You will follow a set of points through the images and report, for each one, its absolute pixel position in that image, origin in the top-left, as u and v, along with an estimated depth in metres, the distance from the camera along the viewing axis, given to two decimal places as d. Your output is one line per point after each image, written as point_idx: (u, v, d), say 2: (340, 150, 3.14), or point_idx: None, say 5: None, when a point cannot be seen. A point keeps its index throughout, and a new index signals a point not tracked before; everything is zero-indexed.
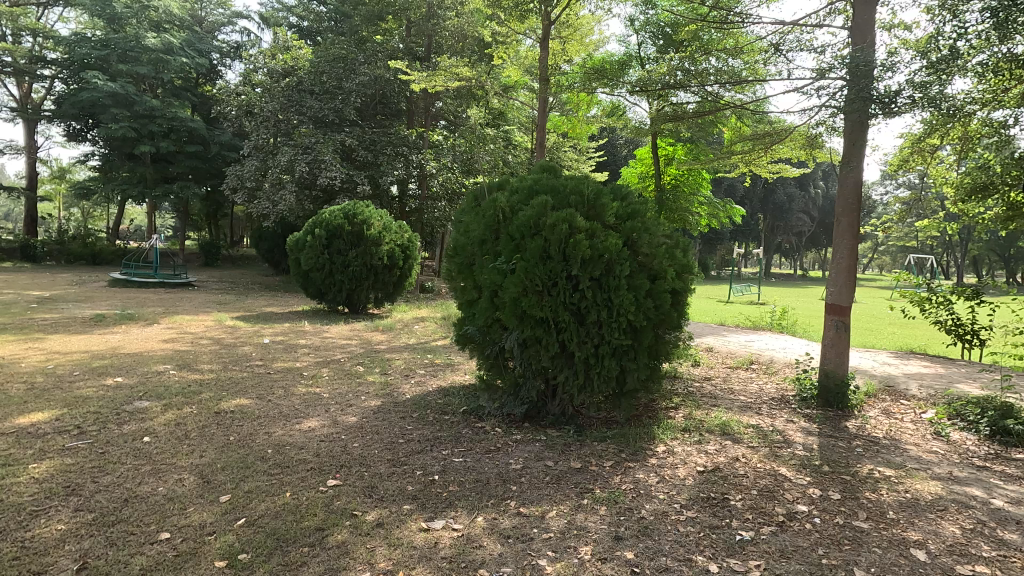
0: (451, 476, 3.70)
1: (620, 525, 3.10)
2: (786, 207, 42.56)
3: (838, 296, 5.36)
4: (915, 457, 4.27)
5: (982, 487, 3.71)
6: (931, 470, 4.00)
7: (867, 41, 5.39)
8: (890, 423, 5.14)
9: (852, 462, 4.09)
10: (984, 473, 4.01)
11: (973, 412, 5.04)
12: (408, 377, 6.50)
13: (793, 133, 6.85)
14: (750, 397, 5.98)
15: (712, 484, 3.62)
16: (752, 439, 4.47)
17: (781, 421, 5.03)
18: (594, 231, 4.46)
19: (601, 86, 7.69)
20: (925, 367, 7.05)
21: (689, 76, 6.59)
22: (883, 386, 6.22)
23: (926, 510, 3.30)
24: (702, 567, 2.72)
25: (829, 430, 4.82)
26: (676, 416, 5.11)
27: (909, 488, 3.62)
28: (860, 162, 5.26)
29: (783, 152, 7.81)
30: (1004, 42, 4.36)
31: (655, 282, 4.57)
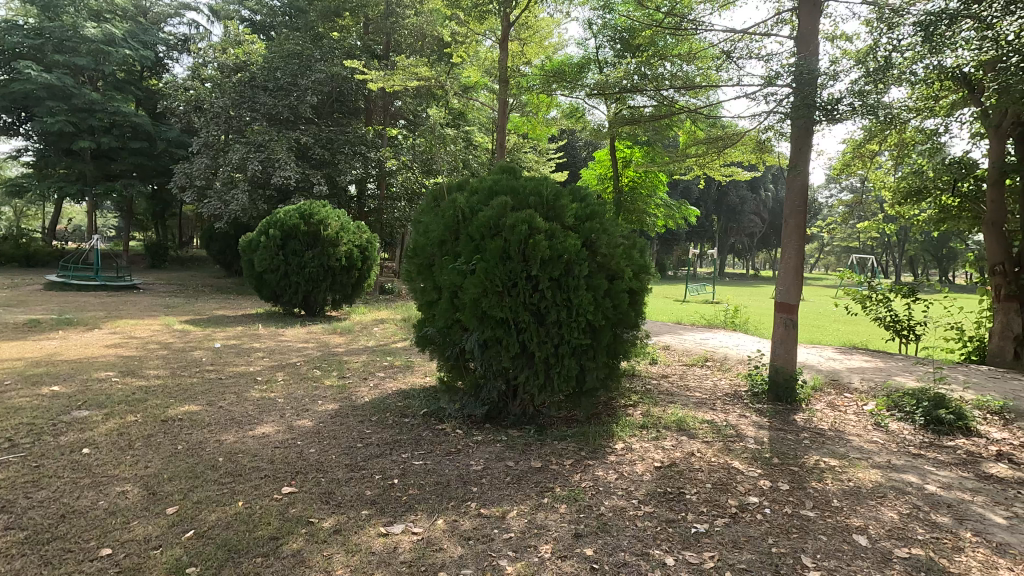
0: (411, 480, 3.65)
1: (580, 522, 3.13)
2: (739, 208, 43.96)
3: (787, 294, 5.58)
4: (858, 447, 4.48)
5: (917, 473, 3.94)
6: (873, 459, 4.20)
7: (812, 52, 5.62)
8: (835, 415, 5.39)
9: (800, 453, 4.26)
10: (919, 461, 4.26)
11: (909, 402, 5.32)
12: (367, 379, 6.39)
13: (743, 137, 7.11)
14: (704, 393, 6.16)
15: (668, 479, 3.70)
16: (707, 434, 4.60)
17: (734, 416, 5.20)
18: (554, 231, 4.49)
19: (560, 88, 7.75)
20: (866, 362, 7.43)
21: (645, 80, 6.78)
22: (829, 380, 6.52)
23: (867, 498, 3.47)
24: (658, 560, 2.78)
25: (779, 424, 5.02)
26: (635, 413, 5.21)
27: (852, 477, 3.80)
28: (806, 166, 5.51)
29: (734, 156, 8.10)
30: (934, 55, 4.66)
31: (614, 282, 4.65)
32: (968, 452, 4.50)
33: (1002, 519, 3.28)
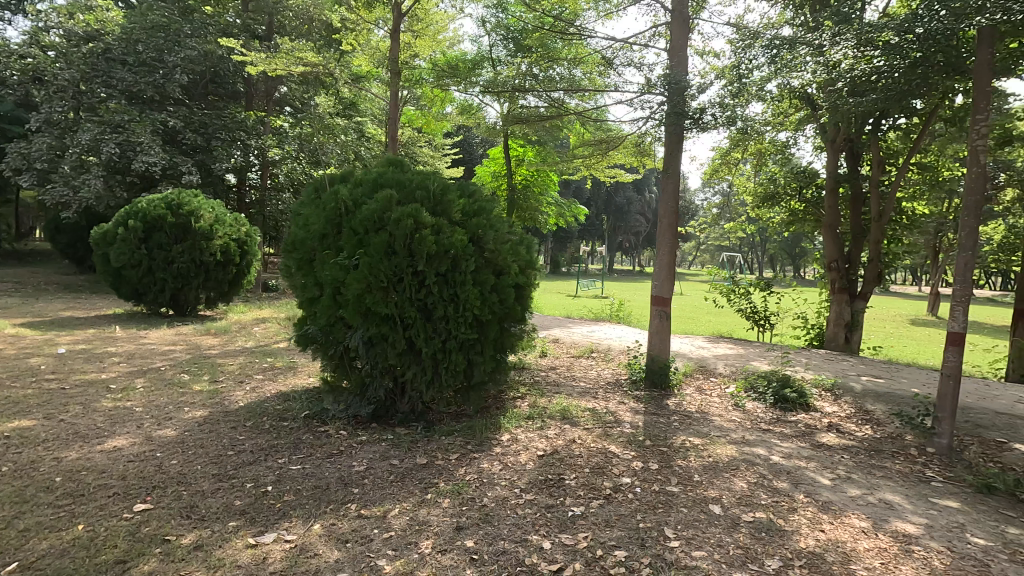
0: (286, 486, 3.46)
1: (463, 515, 3.16)
2: (626, 208, 46.58)
3: (661, 288, 6.02)
4: (719, 426, 4.96)
5: (765, 446, 4.44)
6: (730, 436, 4.67)
7: (683, 65, 6.10)
8: (701, 398, 5.92)
9: (669, 434, 4.63)
10: (767, 435, 4.80)
11: (762, 384, 5.98)
12: (243, 382, 5.95)
13: (626, 141, 7.54)
14: (588, 382, 6.47)
15: (550, 467, 3.85)
16: (588, 422, 4.84)
17: (614, 403, 5.52)
18: (440, 227, 4.47)
19: (453, 83, 7.73)
20: (730, 349, 8.22)
21: (537, 81, 6.95)
22: (698, 367, 7.13)
23: (723, 471, 3.85)
24: (536, 545, 2.88)
25: (653, 408, 5.41)
26: (522, 404, 5.35)
27: (711, 453, 4.19)
28: (677, 170, 5.96)
29: (618, 159, 8.56)
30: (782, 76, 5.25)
31: (500, 277, 4.73)
32: (805, 425, 5.16)
33: (828, 481, 3.79)
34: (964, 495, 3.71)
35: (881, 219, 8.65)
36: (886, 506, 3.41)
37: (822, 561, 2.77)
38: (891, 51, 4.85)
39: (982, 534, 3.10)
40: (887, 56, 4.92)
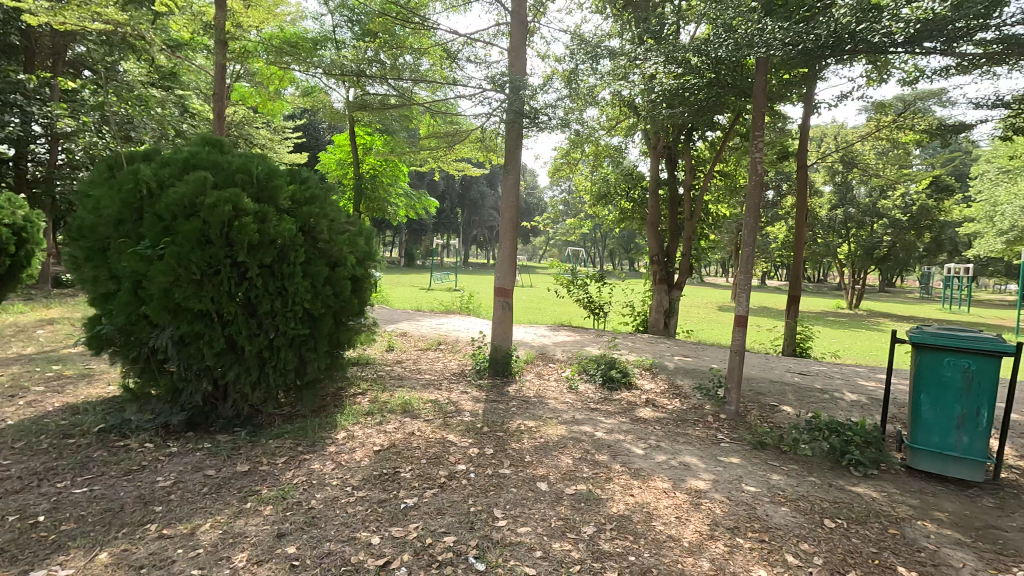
0: (66, 514, 2.95)
1: (285, 520, 2.98)
2: (481, 203, 47.47)
3: (503, 280, 6.26)
4: (553, 408, 5.29)
5: (590, 424, 4.84)
6: (562, 416, 5.01)
7: (522, 66, 6.35)
8: (539, 383, 6.28)
9: (506, 419, 4.83)
10: (594, 413, 5.25)
11: (593, 367, 6.51)
12: (15, 396, 4.94)
13: (472, 135, 7.64)
14: (433, 374, 6.50)
15: (386, 461, 3.79)
16: (428, 413, 4.85)
17: (456, 393, 5.61)
18: (265, 214, 4.12)
19: (293, 62, 7.20)
20: (568, 336, 8.82)
21: (383, 68, 6.73)
22: (538, 354, 7.53)
23: (552, 450, 4.12)
24: (364, 542, 2.81)
25: (494, 396, 5.60)
26: (362, 400, 5.20)
27: (543, 434, 4.46)
28: (518, 166, 6.22)
29: (465, 153, 8.66)
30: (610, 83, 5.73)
31: (335, 269, 4.52)
32: (627, 402, 5.74)
33: (640, 450, 4.24)
34: (743, 451, 4.40)
35: (692, 218, 9.91)
36: (684, 467, 3.92)
37: (628, 522, 3.10)
38: (691, 69, 5.48)
39: (753, 482, 3.72)
40: (689, 73, 5.56)
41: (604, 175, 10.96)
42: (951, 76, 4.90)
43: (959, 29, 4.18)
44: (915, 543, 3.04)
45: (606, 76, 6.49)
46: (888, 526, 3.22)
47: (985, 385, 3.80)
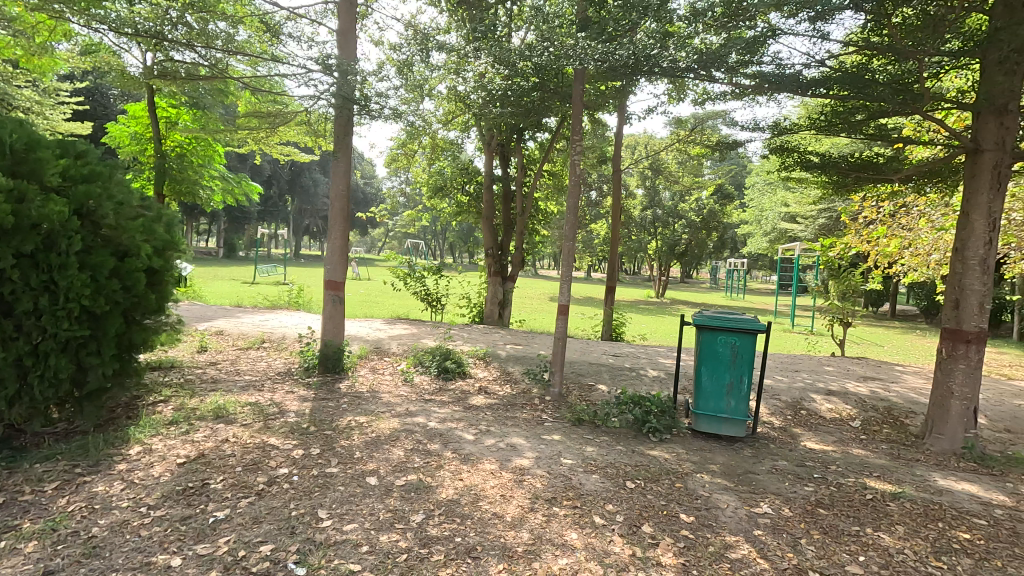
0: None
1: (56, 556, 2.52)
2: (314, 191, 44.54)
3: (334, 273, 5.99)
4: (386, 402, 5.23)
5: (424, 415, 4.88)
6: (395, 410, 4.97)
7: (352, 49, 6.10)
8: (373, 378, 6.15)
9: (336, 417, 4.64)
10: (428, 404, 5.30)
11: (428, 358, 6.55)
12: None
13: (297, 118, 7.12)
14: (255, 375, 5.98)
15: (192, 473, 3.40)
16: (246, 417, 4.46)
17: (280, 394, 5.24)
18: (24, 193, 3.40)
19: (67, 12, 5.98)
20: (405, 329, 8.74)
21: (191, 33, 5.94)
22: (373, 348, 7.35)
23: (383, 443, 4.07)
24: (163, 566, 2.50)
25: (323, 394, 5.35)
26: (164, 408, 4.58)
27: (373, 429, 4.38)
28: (348, 154, 6.01)
29: (290, 136, 8.05)
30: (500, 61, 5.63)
31: (125, 260, 3.91)
32: (461, 391, 5.90)
33: (471, 436, 4.40)
34: (564, 429, 4.81)
35: (523, 214, 10.46)
36: (511, 448, 4.17)
37: (456, 506, 3.21)
38: (518, 72, 5.79)
39: (570, 455, 4.09)
40: (516, 75, 5.86)
41: (441, 168, 11.04)
42: (727, 101, 5.82)
43: (734, 62, 4.97)
44: (694, 493, 3.62)
45: (440, 69, 6.55)
46: (675, 481, 3.79)
47: (745, 357, 4.65)
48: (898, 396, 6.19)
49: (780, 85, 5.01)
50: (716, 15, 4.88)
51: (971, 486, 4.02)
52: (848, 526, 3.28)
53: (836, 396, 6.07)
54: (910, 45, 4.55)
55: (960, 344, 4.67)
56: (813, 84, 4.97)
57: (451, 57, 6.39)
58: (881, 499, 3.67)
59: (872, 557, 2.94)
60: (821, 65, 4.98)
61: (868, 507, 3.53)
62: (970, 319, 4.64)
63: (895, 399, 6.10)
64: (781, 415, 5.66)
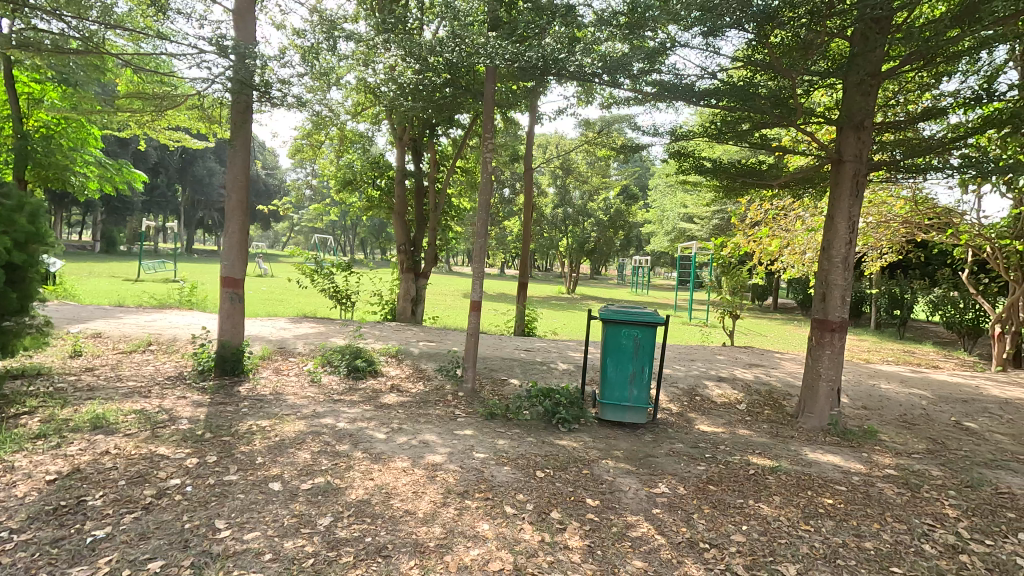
0: None
1: None
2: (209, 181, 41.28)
3: (231, 269, 5.63)
4: (291, 404, 5.00)
5: (332, 416, 4.73)
6: (301, 412, 4.77)
7: (250, 32, 5.74)
8: (277, 380, 5.87)
9: (235, 422, 4.38)
10: (336, 405, 5.14)
11: (337, 357, 6.34)
12: None
13: (188, 102, 6.59)
14: (140, 380, 5.48)
15: (65, 491, 3.07)
16: (131, 426, 4.09)
17: (171, 400, 4.85)
18: None
19: None
20: (311, 328, 8.38)
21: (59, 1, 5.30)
22: (277, 348, 6.99)
23: (287, 447, 3.90)
24: None
25: (220, 398, 5.02)
26: (30, 421, 4.09)
27: (277, 432, 4.18)
28: (246, 142, 5.65)
29: (180, 121, 7.44)
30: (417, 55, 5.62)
31: None
32: (372, 390, 5.78)
33: (382, 435, 4.33)
34: (477, 423, 4.87)
35: (436, 210, 10.38)
36: (423, 445, 4.16)
37: (366, 506, 3.15)
38: (430, 67, 5.76)
39: (483, 449, 4.15)
40: (427, 71, 5.81)
41: (351, 161, 10.68)
42: (631, 106, 6.13)
43: (637, 70, 5.24)
44: (599, 478, 3.82)
45: (347, 58, 6.35)
46: (582, 468, 3.96)
47: (647, 349, 4.94)
48: (777, 380, 6.87)
49: (676, 94, 5.37)
50: (620, 24, 5.14)
51: (834, 457, 4.57)
52: (734, 499, 3.61)
53: (725, 382, 6.63)
54: (786, 64, 5.04)
55: (827, 332, 5.27)
56: (706, 94, 5.36)
57: (359, 48, 6.20)
58: (762, 473, 4.07)
59: (753, 525, 3.27)
60: (712, 78, 5.40)
61: (751, 481, 3.90)
62: (834, 310, 5.24)
63: (775, 383, 6.77)
64: (678, 401, 6.09)
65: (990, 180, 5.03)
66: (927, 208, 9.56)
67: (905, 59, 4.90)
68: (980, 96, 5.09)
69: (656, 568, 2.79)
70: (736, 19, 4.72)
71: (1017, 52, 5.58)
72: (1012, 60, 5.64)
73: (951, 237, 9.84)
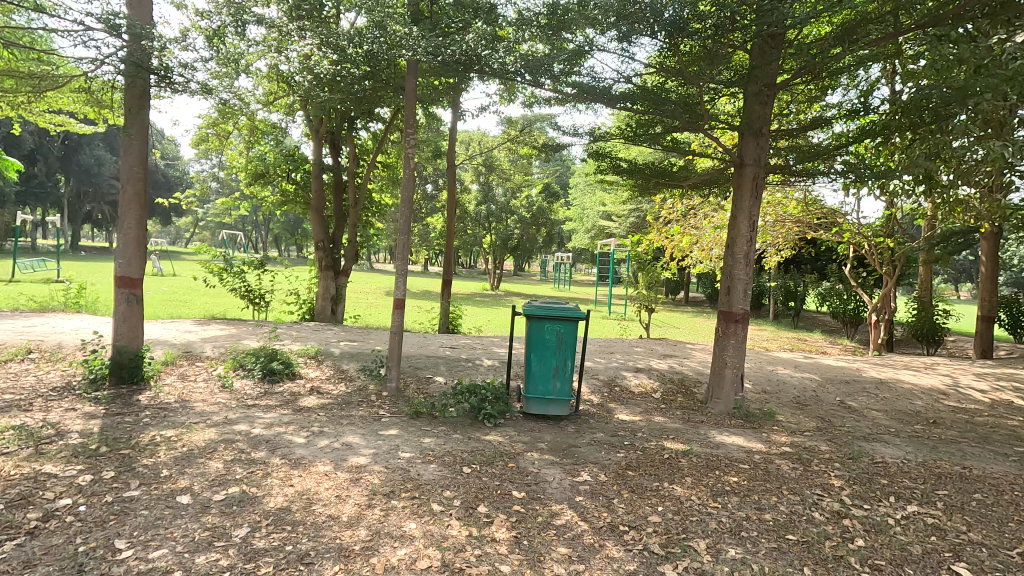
0: None
1: None
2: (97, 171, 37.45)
3: (127, 268, 5.19)
4: (199, 412, 4.69)
5: (246, 422, 4.49)
6: (211, 419, 4.49)
7: (146, 10, 5.30)
8: (183, 387, 5.48)
9: (135, 433, 4.05)
10: (251, 410, 4.89)
11: (250, 360, 5.99)
12: None
13: (73, 83, 5.98)
14: (19, 392, 4.91)
15: None
16: (9, 443, 3.66)
17: (57, 413, 4.39)
18: None
19: None
20: (221, 330, 7.85)
21: None
22: (182, 352, 6.50)
23: (197, 457, 3.67)
24: None
25: (117, 409, 4.62)
26: None
27: (184, 442, 3.91)
28: (142, 129, 5.20)
29: (63, 103, 6.74)
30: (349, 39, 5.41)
31: None
32: (290, 394, 5.55)
33: (301, 439, 4.17)
34: (402, 422, 4.81)
35: (356, 206, 10.07)
36: (346, 447, 4.05)
37: (286, 513, 3.03)
38: (348, 59, 5.53)
39: (408, 448, 4.11)
40: (346, 61, 5.63)
41: (263, 153, 10.14)
42: (552, 106, 6.27)
43: (558, 71, 5.38)
44: (524, 470, 3.90)
45: (258, 45, 6.01)
46: (508, 461, 4.03)
47: (569, 343, 5.08)
48: (689, 369, 7.33)
49: (595, 96, 5.56)
50: (540, 25, 5.27)
51: (738, 438, 4.95)
52: (651, 482, 3.82)
53: (642, 373, 6.98)
54: (694, 72, 5.37)
55: (732, 324, 5.68)
56: (622, 97, 5.59)
57: (271, 33, 5.89)
58: (675, 456, 4.34)
59: (668, 506, 3.48)
60: (627, 82, 5.63)
61: (666, 464, 4.15)
62: (738, 302, 5.66)
63: (686, 372, 7.21)
64: (599, 393, 6.34)
65: (866, 185, 5.64)
66: (816, 209, 10.55)
67: (797, 72, 5.37)
68: (859, 109, 5.68)
69: (580, 553, 2.91)
70: (650, 27, 4.96)
71: (887, 70, 6.29)
72: (883, 77, 6.34)
73: (836, 235, 10.91)
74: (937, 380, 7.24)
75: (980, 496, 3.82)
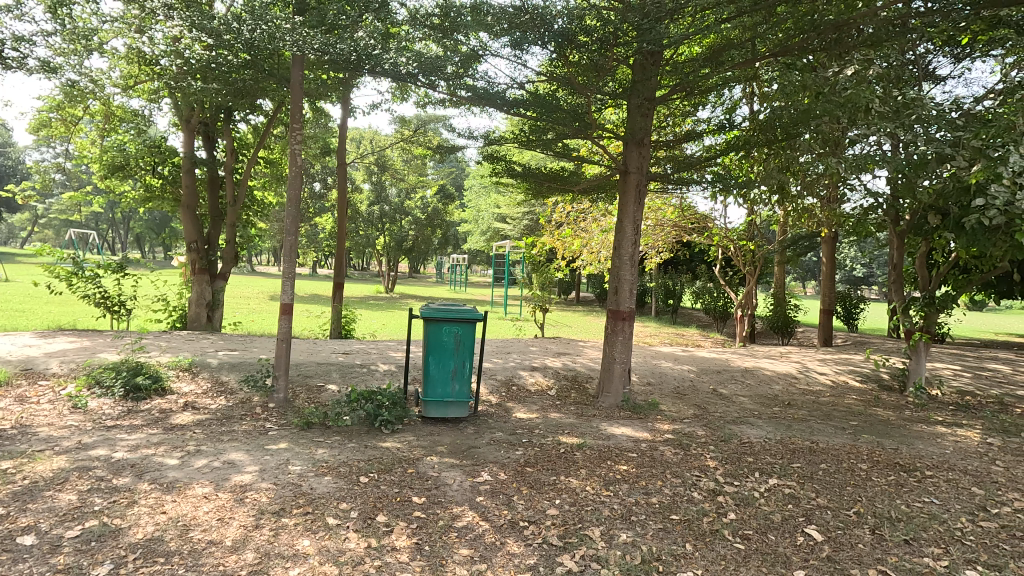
0: None
1: None
2: None
3: None
4: (44, 438, 4.08)
5: (105, 445, 3.98)
6: (59, 445, 3.93)
7: None
8: (21, 412, 4.74)
9: None
10: (110, 432, 4.34)
11: (108, 376, 5.30)
12: None
13: None
14: None
15: None
16: None
17: None
18: None
19: None
20: (70, 343, 6.87)
21: None
22: (18, 371, 5.61)
23: (42, 490, 3.18)
24: None
25: None
26: None
27: (26, 474, 3.38)
28: None
29: None
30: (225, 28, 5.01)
31: None
32: (159, 412, 5.00)
33: (175, 460, 3.78)
34: (291, 435, 4.53)
35: (235, 204, 9.31)
36: (228, 466, 3.74)
37: (158, 544, 2.73)
38: (224, 45, 5.11)
39: (299, 461, 3.89)
40: (221, 47, 5.18)
41: (121, 143, 9.05)
42: (446, 108, 6.26)
43: (451, 73, 5.36)
44: (424, 475, 3.85)
45: (114, 21, 5.37)
46: (407, 468, 3.96)
47: (467, 344, 5.10)
48: (581, 366, 7.66)
49: (489, 101, 5.63)
50: (433, 25, 5.24)
51: (627, 429, 5.27)
52: (549, 476, 3.96)
53: (538, 371, 7.18)
54: (583, 82, 5.63)
55: (619, 321, 6.03)
56: (515, 103, 5.71)
57: (130, 10, 5.33)
58: (571, 450, 4.52)
59: (565, 498, 3.61)
60: (519, 89, 5.77)
61: (562, 458, 4.31)
62: (625, 301, 6.03)
63: (579, 369, 7.54)
64: (497, 393, 6.42)
65: (731, 193, 6.26)
66: (690, 215, 11.52)
67: (673, 88, 5.82)
68: (725, 124, 6.30)
69: (482, 553, 2.93)
70: (540, 36, 5.13)
71: (747, 93, 7.04)
72: (744, 98, 7.09)
73: (707, 239, 12.01)
74: (790, 367, 8.22)
75: (825, 466, 4.40)
